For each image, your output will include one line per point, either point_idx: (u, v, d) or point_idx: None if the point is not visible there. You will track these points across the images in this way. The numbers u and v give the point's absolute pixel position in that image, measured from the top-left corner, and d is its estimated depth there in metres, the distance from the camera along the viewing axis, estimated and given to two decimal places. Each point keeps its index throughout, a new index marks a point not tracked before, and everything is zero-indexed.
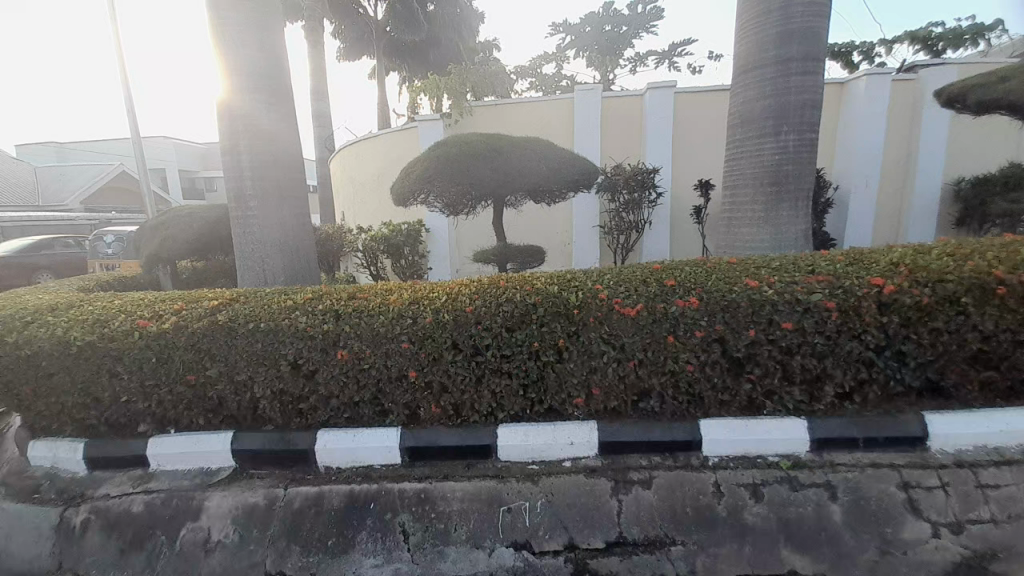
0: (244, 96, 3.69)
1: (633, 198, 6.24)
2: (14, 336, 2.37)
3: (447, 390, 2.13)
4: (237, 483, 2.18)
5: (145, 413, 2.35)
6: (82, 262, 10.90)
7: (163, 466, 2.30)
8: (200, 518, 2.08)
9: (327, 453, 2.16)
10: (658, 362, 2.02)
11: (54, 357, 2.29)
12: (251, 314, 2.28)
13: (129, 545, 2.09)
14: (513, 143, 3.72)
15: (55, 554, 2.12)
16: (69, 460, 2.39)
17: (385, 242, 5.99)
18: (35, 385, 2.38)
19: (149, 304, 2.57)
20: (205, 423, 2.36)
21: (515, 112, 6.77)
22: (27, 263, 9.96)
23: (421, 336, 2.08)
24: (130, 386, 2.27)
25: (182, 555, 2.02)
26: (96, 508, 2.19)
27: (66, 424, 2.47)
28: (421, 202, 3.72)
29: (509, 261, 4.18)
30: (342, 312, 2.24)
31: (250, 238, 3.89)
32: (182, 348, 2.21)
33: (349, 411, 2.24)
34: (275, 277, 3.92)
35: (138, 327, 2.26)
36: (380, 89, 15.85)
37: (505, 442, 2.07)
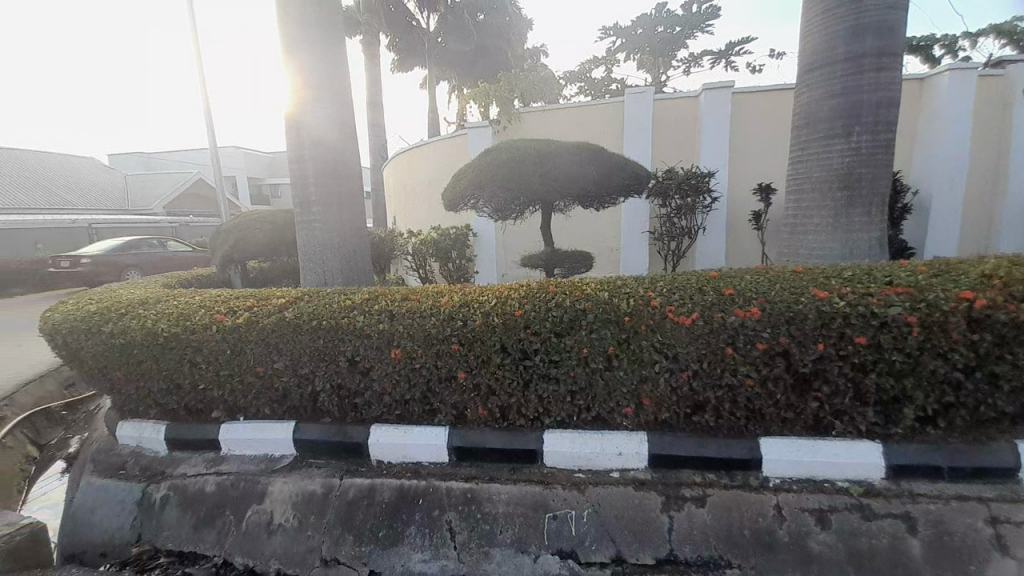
0: (310, 109, 3.94)
1: (687, 203, 5.98)
2: (111, 326, 2.65)
3: (494, 392, 2.16)
4: (296, 471, 2.32)
5: (219, 401, 2.56)
6: (163, 261, 12.06)
7: (233, 451, 2.48)
8: (263, 501, 2.24)
9: (380, 448, 2.25)
10: (714, 374, 1.94)
11: (143, 346, 2.54)
12: (313, 312, 2.41)
13: (202, 522, 2.28)
14: (564, 148, 3.72)
15: (138, 525, 2.35)
16: (152, 441, 2.63)
17: (434, 246, 6.23)
18: (127, 371, 2.64)
19: (224, 301, 2.79)
20: (270, 413, 2.53)
21: (564, 117, 6.75)
22: (119, 262, 11.18)
23: (470, 338, 2.11)
24: (207, 375, 2.49)
25: (248, 535, 2.18)
26: (174, 485, 2.40)
27: (150, 408, 2.73)
28: (470, 207, 3.81)
29: (555, 266, 4.16)
30: (396, 312, 2.31)
31: (311, 241, 4.13)
32: (253, 341, 2.38)
33: (400, 409, 2.32)
34: (333, 277, 4.15)
35: (215, 322, 2.46)
36: (431, 97, 16.40)
37: (552, 449, 2.07)
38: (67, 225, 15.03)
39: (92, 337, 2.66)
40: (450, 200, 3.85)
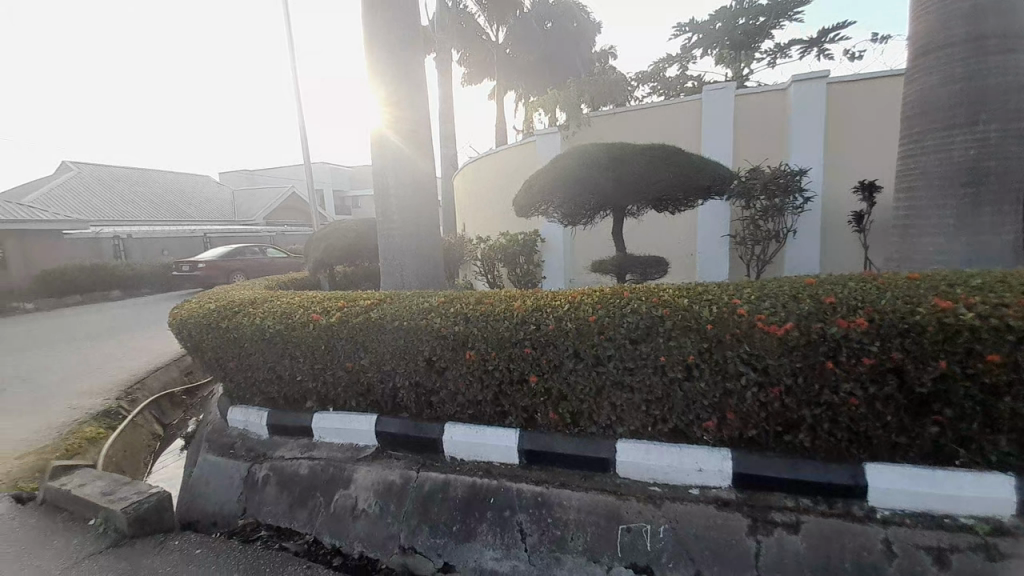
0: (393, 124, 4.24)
1: (775, 204, 5.53)
2: (227, 321, 3.03)
3: (565, 398, 2.16)
4: (378, 461, 2.48)
5: (312, 392, 2.82)
6: (263, 266, 13.55)
7: (323, 438, 2.72)
8: (349, 487, 2.42)
9: (454, 444, 2.34)
10: (809, 390, 1.78)
11: (252, 339, 2.87)
12: (395, 313, 2.57)
13: (296, 503, 2.51)
14: (639, 151, 3.63)
15: (244, 500, 2.65)
16: (256, 425, 2.96)
17: (504, 252, 6.40)
18: (238, 361, 3.00)
19: (318, 301, 3.07)
20: (355, 405, 2.73)
21: (636, 118, 6.58)
22: (228, 266, 12.75)
23: (543, 342, 2.12)
24: (304, 368, 2.76)
25: (336, 517, 2.38)
26: (273, 466, 2.68)
27: (255, 395, 3.07)
28: (542, 213, 3.87)
29: (628, 271, 4.07)
30: (471, 314, 2.39)
31: (391, 248, 4.42)
32: (342, 338, 2.60)
33: (473, 408, 2.40)
34: (410, 281, 4.39)
35: (311, 320, 2.72)
36: (499, 107, 16.85)
37: (625, 458, 2.02)
38: (189, 234, 17.41)
39: (212, 330, 3.06)
40: (526, 208, 3.90)
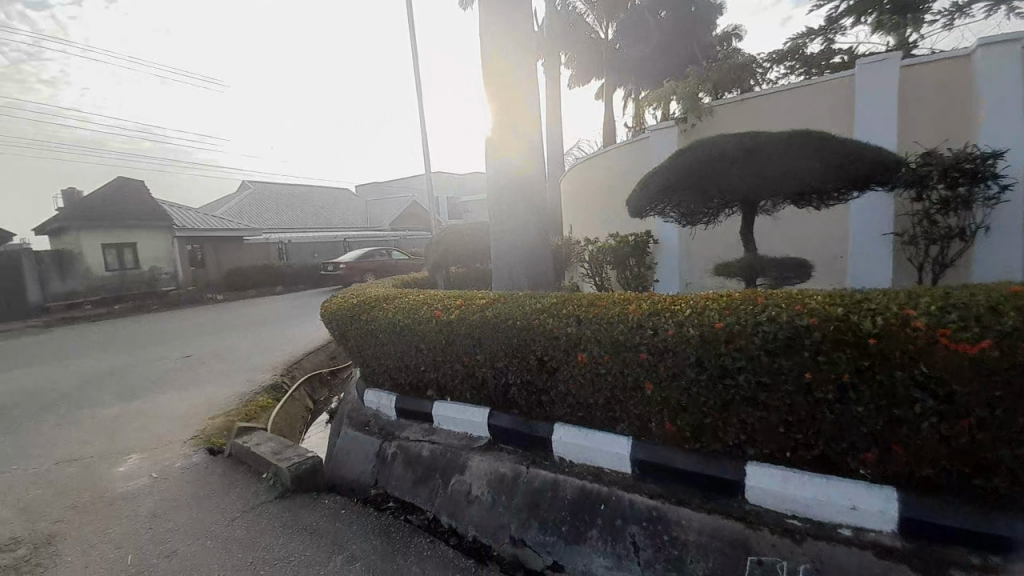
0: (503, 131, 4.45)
1: (961, 194, 4.46)
2: (366, 314, 3.46)
3: (684, 409, 2.03)
4: (490, 452, 2.62)
5: (433, 382, 3.08)
6: (389, 266, 15.21)
7: (441, 425, 2.95)
8: (465, 473, 2.60)
9: (564, 446, 2.36)
10: (1014, 426, 1.43)
11: (385, 331, 3.24)
12: (509, 312, 2.67)
13: (419, 481, 2.77)
14: (781, 139, 3.23)
15: (375, 472, 3.00)
16: (386, 408, 3.32)
17: (613, 254, 6.26)
18: (373, 349, 3.41)
19: (440, 299, 3.34)
20: (470, 397, 2.91)
21: (766, 105, 5.88)
22: (362, 267, 14.58)
23: (661, 349, 2.02)
24: (427, 359, 3.03)
25: (453, 500, 2.57)
26: (399, 445, 2.99)
27: (385, 381, 3.46)
28: (658, 213, 3.69)
29: (759, 275, 3.66)
30: (583, 317, 2.38)
31: (503, 250, 4.61)
32: (461, 334, 2.79)
33: (583, 411, 2.39)
34: (520, 282, 4.54)
35: (434, 316, 2.97)
36: (608, 105, 16.48)
37: (756, 482, 1.83)
38: (333, 239, 20.32)
39: (354, 322, 3.53)
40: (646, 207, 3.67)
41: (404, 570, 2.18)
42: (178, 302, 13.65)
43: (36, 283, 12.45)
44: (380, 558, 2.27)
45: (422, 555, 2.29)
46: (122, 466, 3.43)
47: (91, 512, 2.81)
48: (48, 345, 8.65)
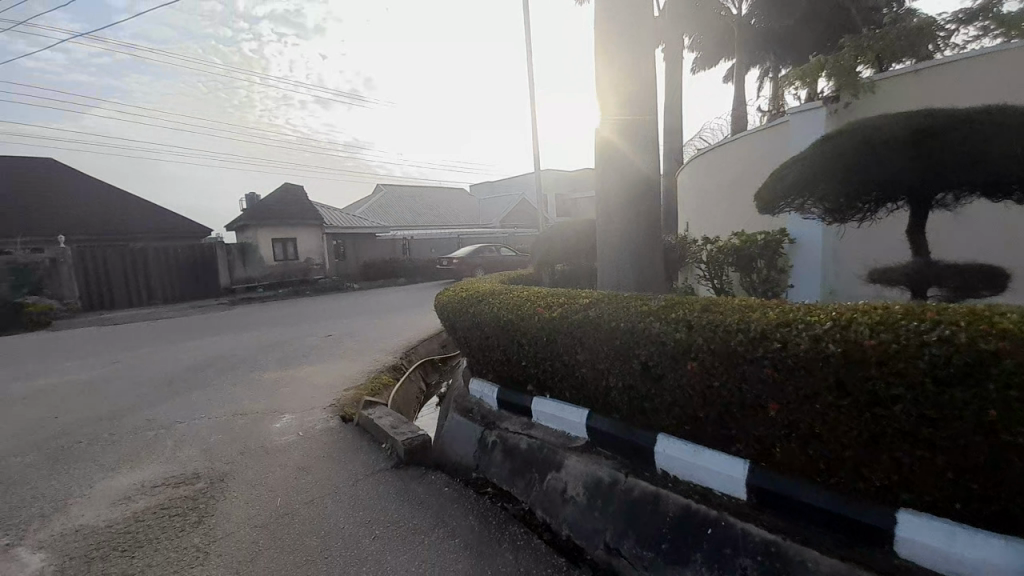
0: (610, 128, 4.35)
1: None
2: (474, 308, 3.65)
3: (817, 436, 1.76)
4: (588, 454, 2.59)
5: (533, 377, 3.13)
6: (497, 262, 15.90)
7: (540, 420, 2.99)
8: (561, 471, 2.61)
9: (667, 459, 2.24)
10: None
11: (491, 325, 3.39)
12: (613, 314, 2.60)
13: (517, 472, 2.86)
14: (965, 116, 2.62)
15: (476, 457, 3.17)
16: (489, 397, 3.47)
17: (736, 255, 5.76)
18: (479, 342, 3.60)
19: (543, 297, 3.38)
20: (568, 396, 2.91)
21: (953, 76, 4.69)
22: (473, 262, 15.51)
23: (789, 365, 1.77)
24: (529, 354, 3.10)
25: (547, 496, 2.60)
26: (500, 435, 3.11)
27: (489, 372, 3.62)
28: (795, 209, 3.19)
29: (931, 286, 2.98)
30: (695, 323, 2.20)
31: (609, 249, 4.49)
32: (562, 332, 2.79)
33: (691, 425, 2.23)
34: (626, 283, 4.38)
35: (538, 312, 3.02)
36: (736, 89, 14.89)
37: (911, 533, 1.56)
38: (448, 236, 21.93)
39: (463, 314, 3.75)
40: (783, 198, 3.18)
41: (497, 555, 2.28)
42: (324, 288, 16.06)
43: (229, 269, 15.70)
44: (477, 539, 2.40)
45: (516, 544, 2.36)
46: (279, 422, 4.17)
47: (256, 458, 3.46)
48: (235, 318, 10.87)
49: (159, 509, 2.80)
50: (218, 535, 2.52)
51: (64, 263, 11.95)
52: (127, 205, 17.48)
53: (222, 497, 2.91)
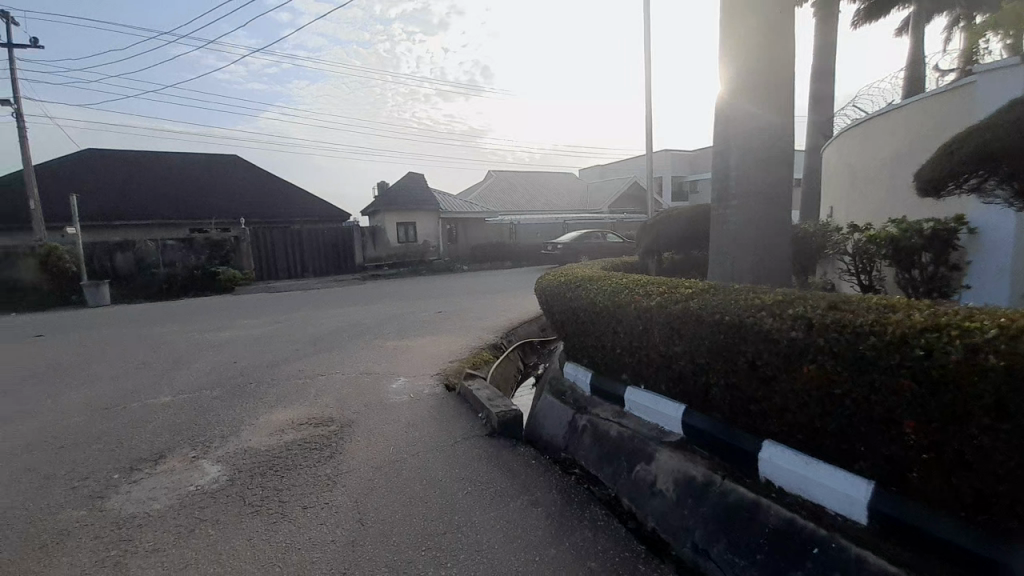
0: (729, 104, 4.10)
1: None
2: (571, 294, 3.68)
3: (967, 465, 1.50)
4: (681, 450, 2.49)
5: (628, 366, 3.08)
6: (603, 248, 15.59)
7: (632, 410, 2.94)
8: (651, 463, 2.56)
9: (771, 466, 2.07)
10: None
11: (587, 311, 3.39)
12: (718, 306, 2.42)
13: (604, 458, 2.87)
14: None
15: (566, 439, 3.24)
16: (581, 382, 3.47)
17: (892, 245, 4.69)
18: (575, 326, 3.63)
19: (643, 285, 3.27)
20: (665, 389, 2.80)
21: None
22: (578, 248, 15.43)
23: (933, 378, 1.52)
24: (623, 343, 3.06)
25: (635, 485, 2.58)
26: (591, 420, 3.12)
27: (583, 357, 3.63)
28: (968, 191, 2.70)
29: None
30: (816, 322, 1.96)
31: (724, 236, 4.15)
32: (661, 322, 2.68)
33: (803, 434, 2.02)
34: (743, 274, 4.02)
35: (635, 301, 2.95)
36: (913, 45, 12.21)
37: None
38: (555, 221, 22.05)
39: (560, 299, 3.81)
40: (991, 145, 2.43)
41: (576, 532, 2.35)
42: (438, 268, 17.41)
43: (362, 249, 17.89)
44: (559, 513, 2.50)
45: (596, 524, 2.42)
46: (395, 384, 4.73)
47: (375, 411, 4.00)
48: (364, 292, 12.42)
49: (303, 442, 3.43)
50: (344, 469, 3.02)
51: (245, 241, 14.72)
52: (287, 193, 20.89)
53: (347, 439, 3.45)
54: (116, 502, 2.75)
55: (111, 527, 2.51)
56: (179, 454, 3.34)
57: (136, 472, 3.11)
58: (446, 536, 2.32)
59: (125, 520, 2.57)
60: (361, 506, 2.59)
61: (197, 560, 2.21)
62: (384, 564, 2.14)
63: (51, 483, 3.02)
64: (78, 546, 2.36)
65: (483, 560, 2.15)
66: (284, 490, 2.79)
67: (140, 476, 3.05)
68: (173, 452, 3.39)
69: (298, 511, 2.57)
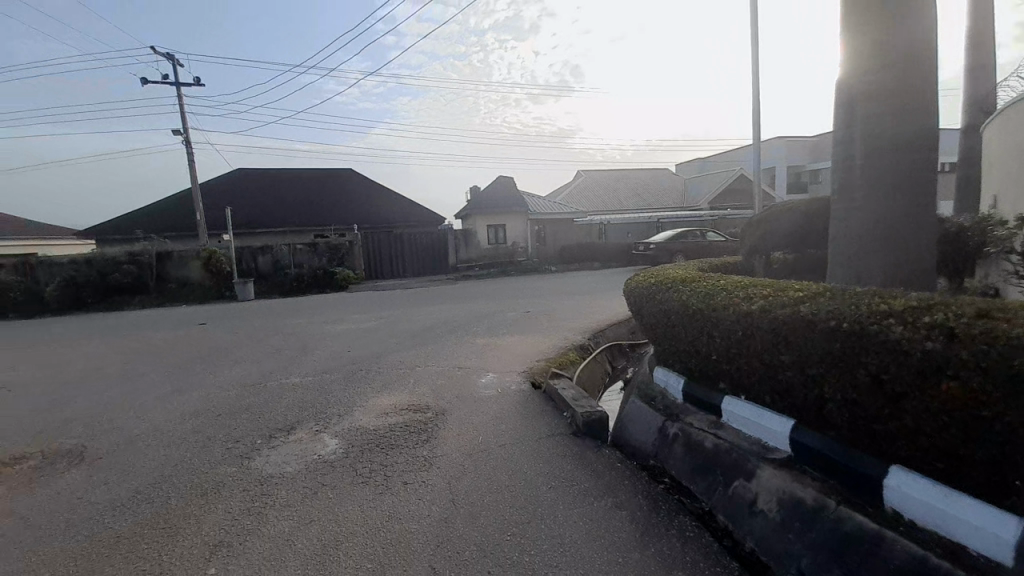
0: (858, 83, 3.64)
1: None
2: (662, 295, 3.55)
3: None
4: (788, 469, 2.28)
5: (726, 374, 2.89)
6: (701, 248, 14.62)
7: (731, 421, 2.75)
8: (751, 481, 2.39)
9: (899, 494, 1.84)
10: None
11: (679, 314, 3.26)
12: (834, 311, 2.18)
13: (698, 470, 2.73)
14: None
15: (655, 446, 3.13)
16: (674, 388, 3.32)
17: None
18: (666, 330, 3.49)
19: (744, 287, 3.05)
20: (770, 402, 2.59)
21: None
22: (673, 248, 14.67)
23: None
24: (720, 348, 2.89)
25: (732, 502, 2.43)
26: (683, 428, 2.98)
27: (675, 363, 3.48)
28: None
29: None
30: (959, 332, 1.70)
31: (847, 234, 3.71)
32: (764, 328, 2.48)
33: (943, 461, 1.79)
34: (871, 276, 3.54)
35: (734, 304, 2.77)
36: None
37: None
38: (648, 221, 21.17)
39: (651, 301, 3.70)
40: None
41: (663, 540, 2.29)
42: (527, 269, 17.76)
43: (456, 251, 18.96)
44: (646, 519, 2.46)
45: (685, 534, 2.33)
46: (484, 379, 4.98)
47: (466, 403, 4.26)
48: (458, 292, 13.17)
49: (404, 426, 3.79)
50: (439, 453, 3.28)
51: (357, 245, 16.52)
52: (392, 201, 22.92)
53: (442, 427, 3.74)
54: (259, 463, 3.32)
55: (255, 483, 3.04)
56: (305, 428, 3.90)
57: (273, 440, 3.71)
58: (530, 525, 2.42)
59: (265, 478, 3.09)
60: (453, 488, 2.81)
61: (319, 517, 2.58)
62: (473, 543, 2.30)
63: (214, 442, 3.73)
64: (232, 495, 2.90)
65: (566, 552, 2.21)
66: (387, 467, 3.12)
67: (276, 443, 3.63)
68: (301, 425, 3.97)
69: (400, 485, 2.87)
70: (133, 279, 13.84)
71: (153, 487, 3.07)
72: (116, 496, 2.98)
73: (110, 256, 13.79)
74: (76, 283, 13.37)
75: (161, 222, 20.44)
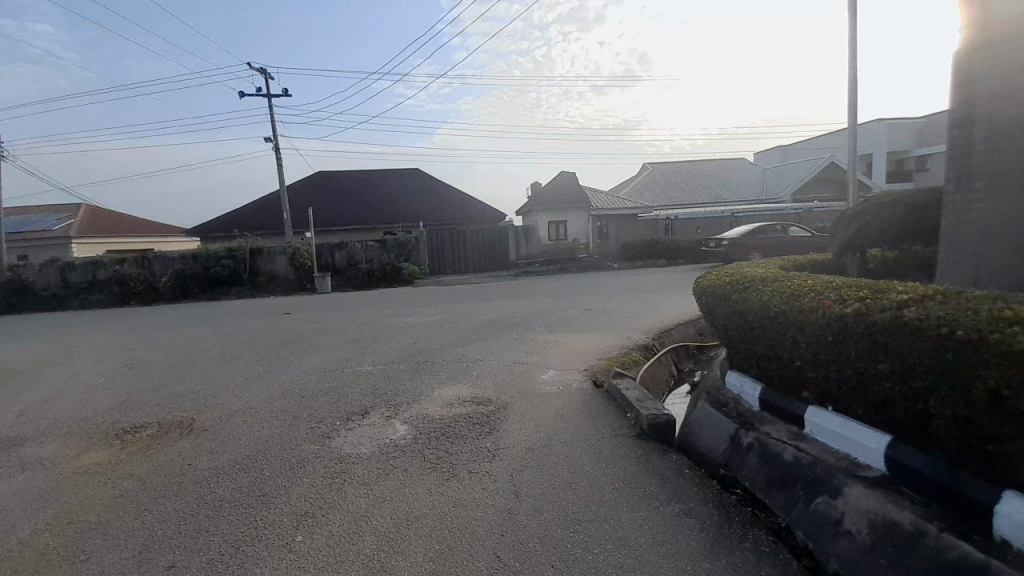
0: (980, 58, 3.17)
1: None
2: (738, 295, 3.35)
3: None
4: (881, 488, 2.07)
5: (811, 383, 2.68)
6: (781, 245, 13.51)
7: (814, 433, 2.53)
8: (837, 498, 2.20)
9: (1012, 525, 1.63)
10: None
11: (758, 316, 3.05)
12: (946, 317, 1.94)
13: (775, 483, 2.56)
14: None
15: (727, 454, 2.97)
16: (749, 395, 3.13)
17: None
18: (742, 332, 3.29)
19: (836, 289, 2.79)
20: (862, 415, 2.36)
21: None
22: (748, 244, 13.70)
23: None
24: (804, 354, 2.67)
25: (814, 519, 2.25)
26: (759, 438, 2.80)
27: (751, 367, 3.28)
28: None
29: None
30: None
31: (965, 229, 3.26)
32: (859, 334, 2.27)
33: None
34: (996, 277, 3.11)
35: (822, 307, 2.55)
36: None
37: None
38: (719, 215, 19.92)
39: (724, 300, 3.50)
40: None
41: (735, 552, 2.19)
42: (589, 266, 17.48)
43: (516, 247, 19.12)
44: (716, 529, 2.35)
45: (760, 549, 2.20)
46: (545, 375, 5.01)
47: (528, 399, 4.31)
48: (518, 288, 13.28)
49: (467, 417, 3.93)
50: (502, 445, 3.37)
51: (423, 241, 17.24)
52: (456, 199, 23.60)
53: (504, 420, 3.82)
54: (338, 443, 3.61)
55: (335, 460, 3.32)
56: (377, 413, 4.18)
57: (349, 422, 4.02)
58: (593, 523, 2.41)
59: (343, 457, 3.37)
60: (516, 480, 2.87)
61: (391, 497, 2.77)
62: (537, 536, 2.34)
63: (300, 422, 4.12)
64: (315, 470, 3.19)
65: (631, 554, 2.18)
66: (453, 455, 3.26)
67: (352, 426, 3.93)
68: (373, 410, 4.27)
69: (465, 473, 2.99)
70: (230, 272, 15.50)
71: (249, 458, 3.46)
72: (220, 464, 3.41)
73: (212, 252, 15.55)
74: (185, 275, 15.29)
75: (254, 221, 22.73)
